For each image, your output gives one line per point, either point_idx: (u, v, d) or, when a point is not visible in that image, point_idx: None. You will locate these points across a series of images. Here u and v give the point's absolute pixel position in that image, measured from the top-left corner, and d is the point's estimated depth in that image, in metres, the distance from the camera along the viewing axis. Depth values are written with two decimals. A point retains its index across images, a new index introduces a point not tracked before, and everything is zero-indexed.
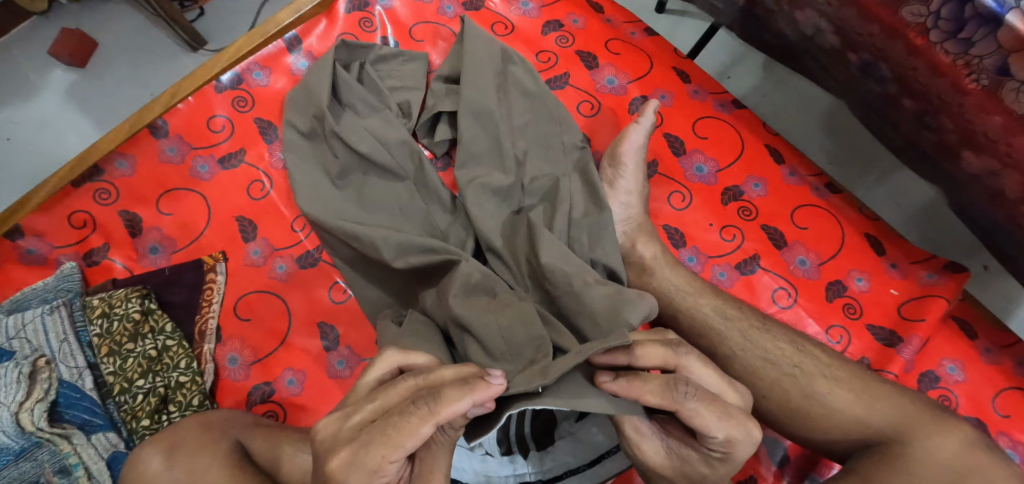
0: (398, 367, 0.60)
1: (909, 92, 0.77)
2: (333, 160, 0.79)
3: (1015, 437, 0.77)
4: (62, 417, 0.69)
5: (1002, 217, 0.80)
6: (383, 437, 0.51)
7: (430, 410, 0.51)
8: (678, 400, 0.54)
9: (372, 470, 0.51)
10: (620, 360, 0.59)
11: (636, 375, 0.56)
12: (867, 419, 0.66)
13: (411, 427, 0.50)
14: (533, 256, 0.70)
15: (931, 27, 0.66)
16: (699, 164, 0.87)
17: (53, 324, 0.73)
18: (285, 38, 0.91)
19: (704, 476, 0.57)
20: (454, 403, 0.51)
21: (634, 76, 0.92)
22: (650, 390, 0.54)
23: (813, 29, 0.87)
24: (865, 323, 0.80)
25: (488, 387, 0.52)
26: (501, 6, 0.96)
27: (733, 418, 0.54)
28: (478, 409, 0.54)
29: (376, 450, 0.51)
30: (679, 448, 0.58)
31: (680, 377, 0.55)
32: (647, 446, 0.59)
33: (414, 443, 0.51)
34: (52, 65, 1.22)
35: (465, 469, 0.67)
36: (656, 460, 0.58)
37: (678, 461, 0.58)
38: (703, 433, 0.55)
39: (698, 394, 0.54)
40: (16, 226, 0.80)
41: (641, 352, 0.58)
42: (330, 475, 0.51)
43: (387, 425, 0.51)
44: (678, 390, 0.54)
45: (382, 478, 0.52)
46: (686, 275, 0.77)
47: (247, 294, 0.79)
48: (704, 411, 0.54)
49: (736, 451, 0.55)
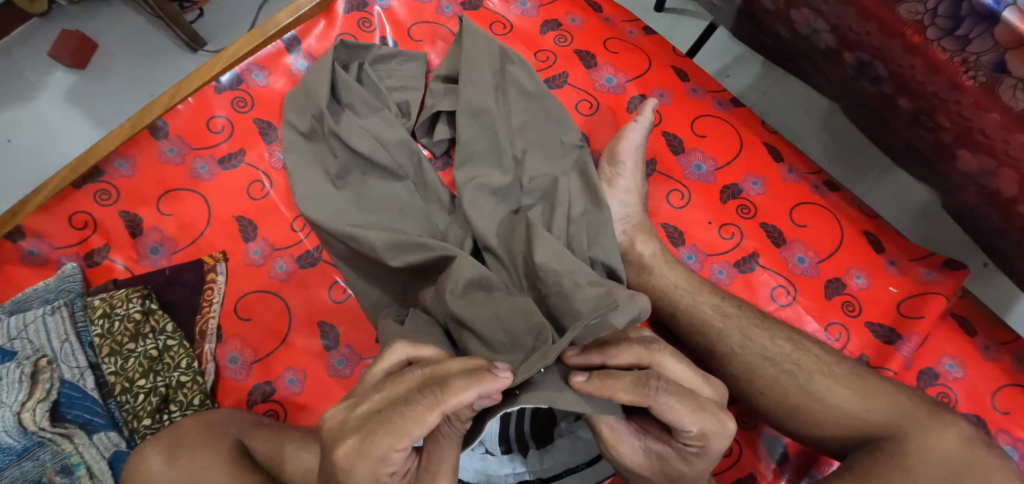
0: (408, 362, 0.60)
1: (904, 92, 0.78)
2: (333, 160, 0.79)
3: (1015, 434, 0.76)
4: (63, 417, 0.70)
5: (997, 217, 0.80)
6: (389, 425, 0.51)
7: (437, 399, 0.51)
8: (650, 396, 0.53)
9: (378, 458, 0.51)
10: (595, 361, 0.60)
11: (609, 374, 0.56)
12: (864, 416, 0.66)
13: (417, 415, 0.51)
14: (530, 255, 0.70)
15: (927, 25, 0.66)
16: (698, 163, 0.87)
17: (54, 325, 0.73)
18: (284, 38, 0.91)
19: (682, 474, 0.57)
20: (460, 393, 0.51)
21: (633, 75, 0.92)
22: (621, 387, 0.55)
23: (809, 29, 0.88)
24: (865, 321, 0.80)
25: (495, 378, 0.53)
26: (499, 6, 0.96)
27: (704, 411, 0.54)
28: (486, 401, 0.55)
29: (383, 438, 0.51)
30: (656, 447, 0.58)
31: (651, 373, 0.55)
32: (624, 448, 0.59)
33: (421, 432, 0.51)
34: (52, 67, 1.23)
35: (465, 468, 0.68)
36: (634, 460, 0.59)
37: (657, 459, 0.58)
38: (677, 428, 0.54)
39: (669, 389, 0.54)
40: (17, 227, 0.81)
41: (614, 352, 0.60)
42: (337, 463, 0.52)
43: (394, 414, 0.52)
44: (649, 386, 0.54)
45: (388, 467, 0.52)
46: (685, 272, 0.77)
47: (248, 293, 0.79)
48: (677, 405, 0.53)
49: (711, 445, 0.55)
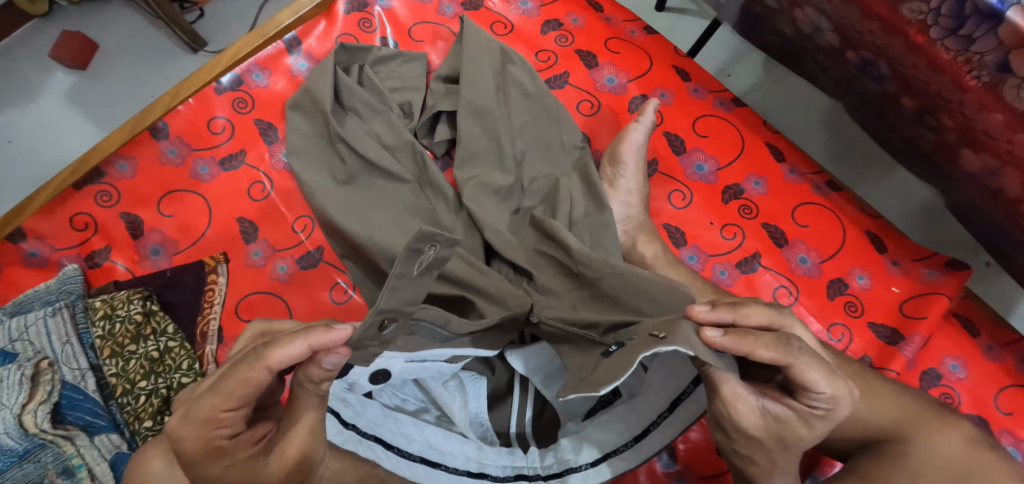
0: (382, 318, 0.49)
1: (908, 91, 0.78)
2: (342, 166, 0.79)
3: (1017, 434, 0.76)
4: (64, 419, 0.69)
5: (1000, 217, 0.80)
6: (217, 387, 0.50)
7: (260, 354, 0.49)
8: (792, 356, 0.51)
9: (204, 420, 0.49)
10: (727, 317, 0.53)
11: (745, 330, 0.51)
12: (868, 417, 0.66)
13: (241, 372, 0.49)
14: (560, 248, 0.70)
15: (930, 25, 0.66)
16: (700, 163, 0.87)
17: (55, 327, 0.74)
18: (285, 39, 0.91)
19: (801, 439, 0.54)
20: (284, 347, 0.49)
21: (634, 75, 0.92)
22: (764, 345, 0.51)
23: (812, 28, 0.87)
24: (867, 321, 0.80)
25: (328, 331, 0.49)
26: (500, 5, 0.95)
27: (838, 375, 0.53)
28: (334, 358, 0.50)
29: (209, 399, 0.50)
30: (774, 409, 0.55)
31: (791, 334, 0.52)
32: (743, 406, 0.54)
33: (247, 391, 0.49)
34: (52, 68, 1.22)
35: (454, 455, 0.65)
36: (749, 421, 0.55)
37: (774, 422, 0.55)
38: (809, 389, 0.53)
39: (809, 350, 0.52)
40: (17, 229, 0.81)
41: (746, 312, 0.54)
42: (173, 430, 0.51)
43: (224, 377, 0.50)
44: (792, 345, 0.51)
45: (220, 430, 0.50)
46: (687, 273, 0.77)
47: (248, 295, 0.79)
48: (815, 366, 0.52)
49: (838, 410, 0.54)
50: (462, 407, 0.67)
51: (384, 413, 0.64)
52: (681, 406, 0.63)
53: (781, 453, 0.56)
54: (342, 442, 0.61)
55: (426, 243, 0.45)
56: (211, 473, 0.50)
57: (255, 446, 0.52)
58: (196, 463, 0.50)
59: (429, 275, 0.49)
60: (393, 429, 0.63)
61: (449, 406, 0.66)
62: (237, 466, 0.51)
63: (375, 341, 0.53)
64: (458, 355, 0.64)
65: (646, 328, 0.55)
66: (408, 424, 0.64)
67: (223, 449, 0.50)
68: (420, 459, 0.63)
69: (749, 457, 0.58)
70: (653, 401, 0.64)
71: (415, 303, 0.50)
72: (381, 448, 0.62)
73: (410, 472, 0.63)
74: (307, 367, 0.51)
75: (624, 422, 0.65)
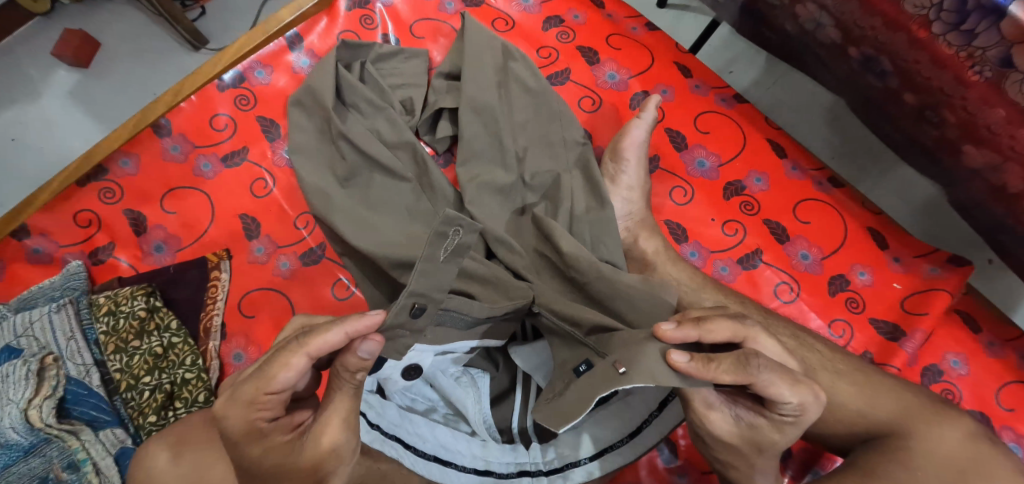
0: (413, 302, 0.54)
1: (910, 87, 0.77)
2: (341, 162, 0.79)
3: (1019, 430, 0.76)
4: (70, 414, 0.71)
5: (1003, 212, 0.80)
6: (261, 371, 0.51)
7: (301, 342, 0.50)
8: (753, 375, 0.52)
9: (248, 402, 0.51)
10: (692, 335, 0.54)
11: (708, 355, 0.52)
12: (868, 412, 0.66)
13: (282, 359, 0.50)
14: (554, 249, 0.72)
15: (932, 20, 0.66)
16: (701, 159, 0.87)
17: (60, 322, 0.74)
18: (286, 36, 0.91)
19: (773, 442, 0.56)
20: (324, 334, 0.50)
21: (635, 71, 0.92)
22: (724, 370, 0.52)
23: (813, 23, 0.87)
24: (868, 318, 0.80)
25: (362, 316, 0.51)
26: (501, 2, 0.95)
27: (803, 384, 0.54)
28: (370, 346, 0.51)
29: (252, 382, 0.51)
30: (748, 417, 0.57)
31: (752, 351, 0.53)
32: (716, 416, 0.58)
33: (287, 376, 0.50)
34: (55, 66, 1.23)
35: (463, 453, 0.65)
36: (723, 429, 0.58)
37: (746, 428, 0.57)
38: (776, 401, 0.54)
39: (770, 366, 0.52)
40: (22, 226, 0.81)
41: (710, 327, 0.55)
42: (218, 411, 0.52)
43: (267, 362, 0.51)
44: (751, 364, 0.52)
45: (261, 413, 0.51)
46: (689, 269, 0.77)
47: (252, 291, 0.79)
48: (778, 380, 0.53)
49: (807, 414, 0.55)
50: (476, 403, 0.67)
51: (400, 414, 0.66)
52: (670, 406, 0.65)
53: (759, 457, 0.58)
54: (370, 442, 0.62)
55: (449, 227, 0.51)
56: (250, 455, 0.51)
57: (291, 432, 0.53)
58: (238, 443, 0.51)
59: (453, 261, 0.54)
60: (409, 430, 0.65)
61: (462, 403, 0.66)
62: (274, 450, 0.51)
63: (407, 330, 0.57)
64: (473, 347, 0.68)
65: (616, 347, 0.58)
66: (423, 424, 0.66)
67: (263, 432, 0.51)
68: (435, 458, 0.64)
69: (729, 463, 0.60)
70: (645, 397, 0.66)
71: (443, 290, 0.55)
72: (402, 448, 0.63)
73: (426, 471, 0.64)
74: (343, 357, 0.52)
75: (620, 419, 0.66)
